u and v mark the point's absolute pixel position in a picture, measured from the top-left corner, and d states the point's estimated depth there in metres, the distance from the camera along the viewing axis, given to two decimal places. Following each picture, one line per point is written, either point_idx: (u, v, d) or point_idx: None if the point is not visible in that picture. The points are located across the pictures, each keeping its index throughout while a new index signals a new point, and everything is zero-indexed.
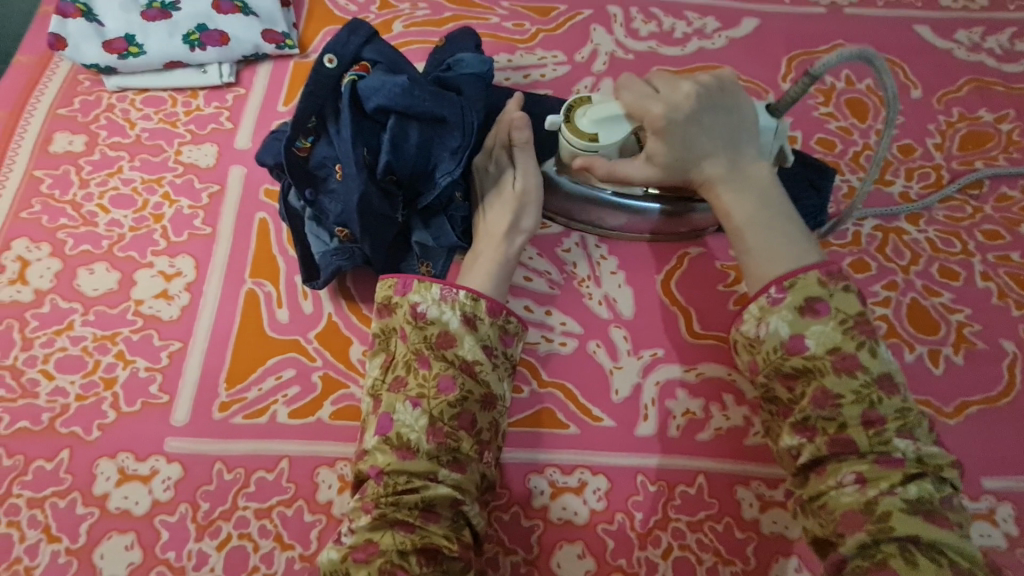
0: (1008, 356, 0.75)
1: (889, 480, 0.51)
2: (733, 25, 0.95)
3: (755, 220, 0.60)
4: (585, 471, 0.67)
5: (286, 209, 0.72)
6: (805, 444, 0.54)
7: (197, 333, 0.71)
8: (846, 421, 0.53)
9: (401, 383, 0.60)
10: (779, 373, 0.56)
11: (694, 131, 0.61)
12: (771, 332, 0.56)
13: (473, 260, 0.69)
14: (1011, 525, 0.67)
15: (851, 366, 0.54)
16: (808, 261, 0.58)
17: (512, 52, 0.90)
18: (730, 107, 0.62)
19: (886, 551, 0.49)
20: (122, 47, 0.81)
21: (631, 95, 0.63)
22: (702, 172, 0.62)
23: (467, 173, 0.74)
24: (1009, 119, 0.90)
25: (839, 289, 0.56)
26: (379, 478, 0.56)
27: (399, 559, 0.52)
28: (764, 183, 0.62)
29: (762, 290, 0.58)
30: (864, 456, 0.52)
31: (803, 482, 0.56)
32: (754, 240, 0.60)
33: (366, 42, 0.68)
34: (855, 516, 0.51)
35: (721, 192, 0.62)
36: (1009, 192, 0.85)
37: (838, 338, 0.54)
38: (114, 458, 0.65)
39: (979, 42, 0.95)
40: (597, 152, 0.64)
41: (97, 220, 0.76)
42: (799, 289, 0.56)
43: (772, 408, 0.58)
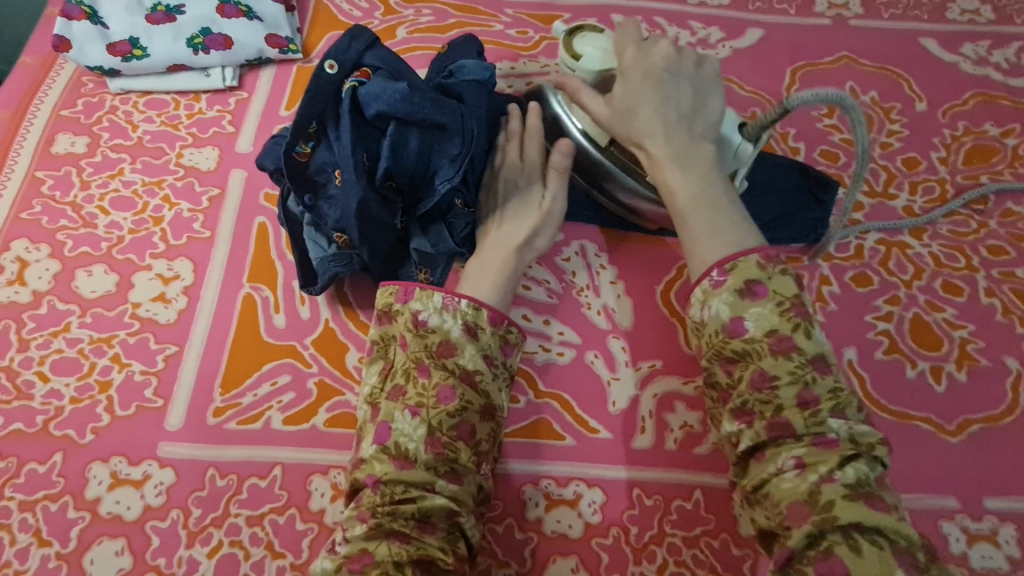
0: (1012, 374, 0.74)
1: (827, 464, 0.49)
2: (737, 35, 0.95)
3: (697, 200, 0.60)
4: (581, 484, 0.67)
5: (285, 214, 0.72)
6: (744, 429, 0.53)
7: (193, 337, 0.70)
8: (782, 402, 0.51)
9: (400, 392, 0.59)
10: (721, 357, 0.55)
11: (648, 108, 0.62)
12: (712, 314, 0.55)
13: (481, 268, 0.69)
14: (1013, 547, 0.66)
15: (787, 348, 0.52)
16: (744, 246, 0.57)
17: (515, 59, 0.90)
18: (694, 92, 0.64)
19: (830, 539, 0.46)
20: (126, 49, 0.82)
21: (623, 36, 0.67)
22: (649, 149, 0.63)
23: (493, 179, 0.74)
24: (1015, 133, 0.89)
25: (776, 273, 0.55)
26: (376, 486, 0.56)
27: (396, 570, 0.50)
28: (712, 168, 0.62)
29: (703, 273, 0.57)
30: (802, 439, 0.51)
31: (745, 471, 0.54)
32: (694, 219, 0.60)
33: (367, 48, 0.68)
34: (799, 508, 0.48)
35: (667, 170, 0.62)
36: (1014, 208, 0.84)
37: (775, 320, 0.53)
38: (107, 462, 0.65)
39: (985, 56, 0.95)
40: (574, 72, 0.70)
41: (97, 222, 0.76)
42: (738, 271, 0.55)
43: (714, 395, 0.57)
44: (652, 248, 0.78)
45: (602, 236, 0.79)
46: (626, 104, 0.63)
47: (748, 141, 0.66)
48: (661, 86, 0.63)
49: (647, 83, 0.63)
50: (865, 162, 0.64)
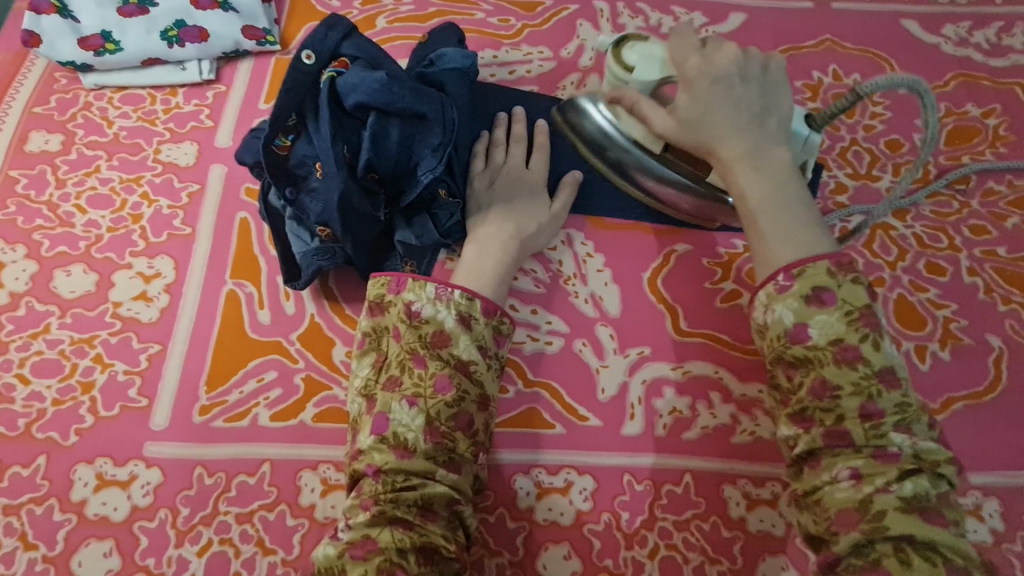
0: (994, 351, 0.75)
1: (885, 476, 0.49)
2: (720, 20, 0.94)
3: (770, 203, 0.57)
4: (572, 471, 0.67)
5: (267, 208, 0.71)
6: (800, 435, 0.53)
7: (176, 335, 0.69)
8: (844, 412, 0.51)
9: (396, 383, 0.59)
10: (781, 362, 0.54)
11: (718, 111, 0.59)
12: (775, 318, 0.54)
13: (481, 254, 0.69)
14: (997, 521, 0.67)
15: (853, 358, 0.52)
16: (819, 250, 0.55)
17: (497, 47, 0.89)
18: (765, 90, 0.61)
19: (879, 551, 0.47)
20: (97, 44, 0.80)
21: (678, 42, 0.62)
22: (721, 152, 0.59)
23: (501, 176, 0.74)
24: (996, 114, 0.90)
25: (847, 281, 0.53)
26: (377, 476, 0.55)
27: (399, 557, 0.50)
28: (787, 169, 0.59)
29: (769, 275, 0.55)
30: (860, 450, 0.50)
31: (797, 476, 0.54)
32: (766, 224, 0.57)
33: (344, 38, 0.67)
34: (849, 515, 0.49)
35: (739, 174, 0.59)
36: (996, 187, 0.85)
37: (842, 329, 0.52)
38: (92, 463, 0.64)
39: (966, 37, 0.95)
40: (627, 85, 0.64)
41: (74, 221, 0.75)
42: (807, 277, 0.54)
43: (775, 396, 0.56)
44: (638, 234, 0.78)
45: (588, 223, 0.79)
46: (693, 107, 0.59)
47: (818, 133, 0.64)
48: (732, 88, 0.59)
49: (715, 86, 0.59)
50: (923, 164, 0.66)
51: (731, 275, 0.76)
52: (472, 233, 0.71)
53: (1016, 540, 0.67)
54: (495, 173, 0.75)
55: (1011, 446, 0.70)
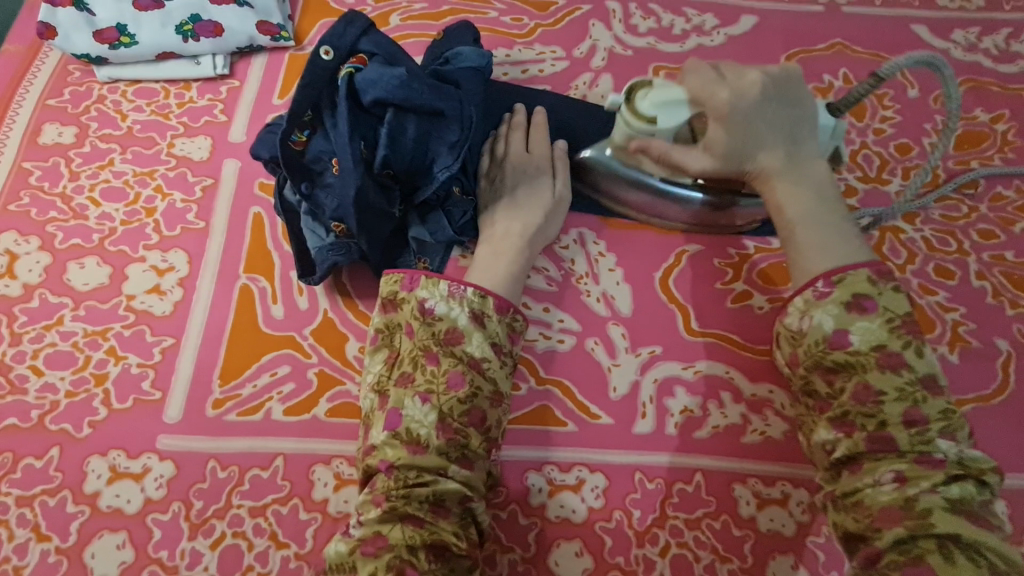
0: (1002, 354, 0.75)
1: (930, 479, 0.50)
2: (731, 22, 0.95)
3: (809, 216, 0.59)
4: (583, 469, 0.67)
5: (282, 203, 0.71)
6: (841, 439, 0.54)
7: (189, 329, 0.69)
8: (887, 418, 0.52)
9: (408, 379, 0.59)
10: (820, 367, 0.56)
11: (755, 127, 0.60)
12: (814, 325, 0.57)
13: (494, 254, 0.70)
14: (1005, 522, 0.68)
15: (896, 363, 0.53)
16: (858, 259, 0.58)
17: (510, 46, 0.89)
18: (797, 102, 0.62)
19: (922, 547, 0.47)
20: (113, 37, 0.80)
21: (697, 81, 0.64)
22: (758, 165, 0.61)
23: (502, 167, 0.74)
24: (1005, 119, 0.90)
25: (888, 289, 0.56)
26: (389, 472, 0.56)
27: (409, 554, 0.51)
28: (822, 182, 0.61)
29: (807, 283, 0.58)
30: (904, 455, 0.51)
31: (835, 478, 0.54)
32: (804, 237, 0.59)
33: (363, 34, 0.67)
34: (892, 512, 0.49)
35: (777, 188, 0.61)
36: (1004, 192, 0.85)
37: (883, 335, 0.54)
38: (106, 455, 0.64)
39: (975, 42, 0.95)
40: (655, 136, 0.66)
41: (87, 213, 0.75)
42: (846, 284, 0.56)
43: (809, 403, 0.58)
44: (651, 234, 0.79)
45: (600, 223, 0.79)
46: (730, 124, 0.61)
47: (838, 118, 0.65)
48: (767, 102, 0.61)
49: (750, 101, 0.61)
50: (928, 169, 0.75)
51: (742, 277, 0.77)
52: (484, 234, 0.72)
53: None
54: (498, 165, 0.75)
55: (1019, 450, 0.71)
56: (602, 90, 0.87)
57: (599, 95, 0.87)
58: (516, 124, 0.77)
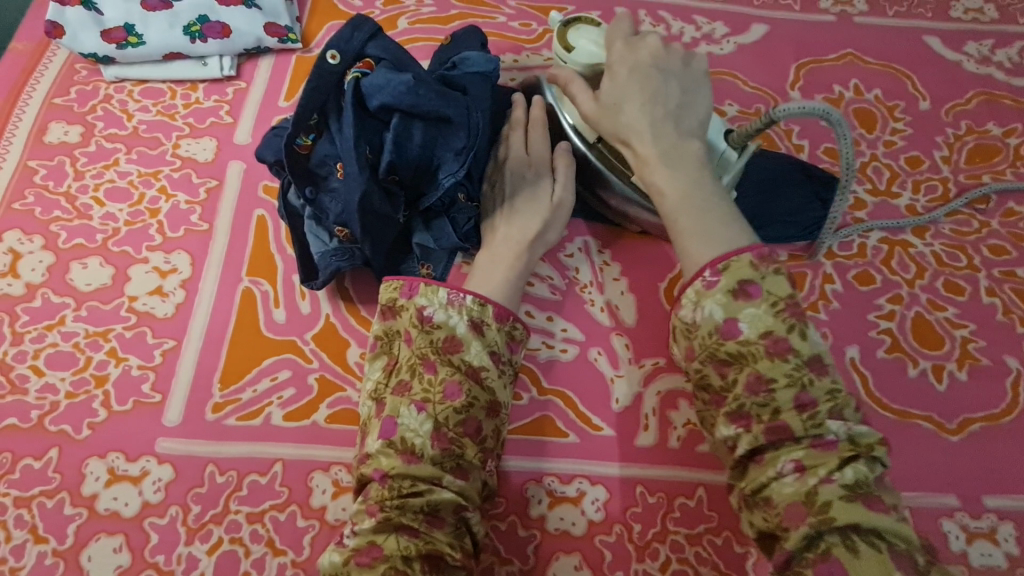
0: (1012, 373, 0.74)
1: (826, 466, 0.48)
2: (742, 31, 0.94)
3: (686, 200, 0.59)
4: (584, 481, 0.66)
5: (285, 207, 0.70)
6: (741, 434, 0.52)
7: (191, 331, 0.69)
8: (779, 406, 0.51)
9: (405, 388, 0.59)
10: (715, 360, 0.53)
11: (630, 108, 0.62)
12: (706, 316, 0.54)
13: (492, 260, 0.69)
14: (1012, 545, 0.67)
15: (783, 350, 0.51)
16: (737, 245, 0.55)
17: (518, 52, 0.89)
18: (680, 91, 0.63)
19: (828, 541, 0.46)
20: (120, 37, 0.80)
21: (609, 40, 0.66)
22: (636, 148, 0.62)
23: (501, 171, 0.73)
24: (1017, 133, 0.89)
25: (770, 272, 0.54)
26: (384, 481, 0.55)
27: (404, 564, 0.50)
28: (702, 166, 0.61)
29: (694, 273, 0.55)
30: (800, 441, 0.50)
31: (743, 474, 0.53)
32: (685, 220, 0.58)
33: (370, 38, 0.66)
34: (797, 508, 0.48)
35: (656, 171, 0.60)
36: (1016, 208, 0.84)
37: (769, 321, 0.52)
38: (104, 458, 0.64)
39: (989, 55, 0.94)
40: (567, 62, 0.69)
41: (92, 213, 0.75)
42: (732, 271, 0.54)
43: (707, 398, 0.55)
44: (657, 244, 0.78)
45: (605, 232, 0.79)
46: (609, 108, 0.63)
47: (733, 148, 0.66)
48: (647, 84, 0.62)
49: (631, 85, 0.63)
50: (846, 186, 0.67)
51: None
52: (484, 240, 0.72)
53: None
54: (498, 168, 0.73)
55: None
56: None
57: None
58: (517, 125, 0.75)
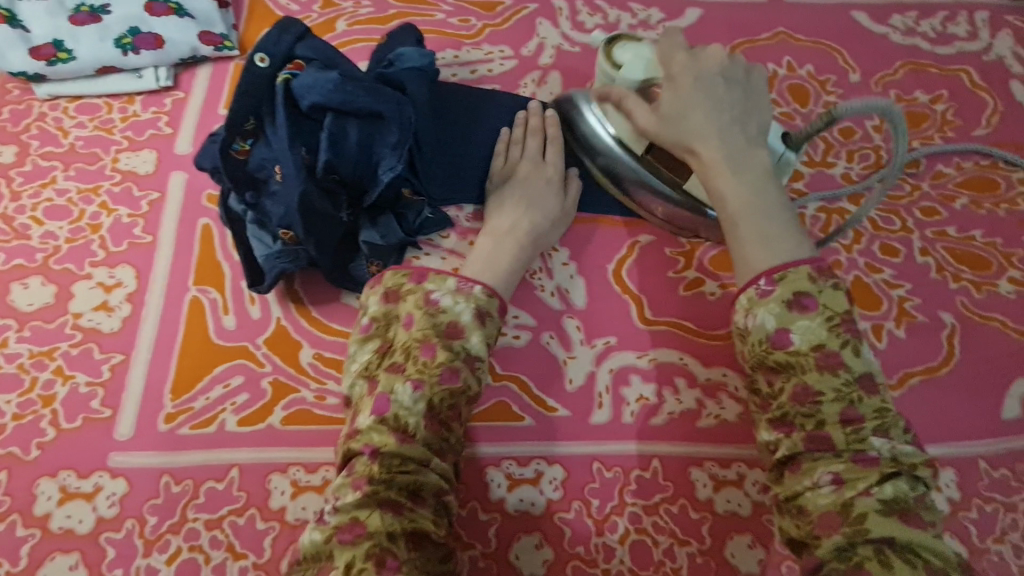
0: (947, 327, 0.77)
1: (866, 480, 0.47)
2: (677, 15, 0.96)
3: (750, 206, 0.57)
4: (542, 462, 0.68)
5: (227, 213, 0.70)
6: (781, 439, 0.51)
7: (139, 344, 0.69)
8: (824, 418, 0.50)
9: (399, 367, 0.58)
10: (763, 366, 0.53)
11: (699, 110, 0.60)
12: (757, 324, 0.53)
13: (497, 246, 0.70)
14: (952, 490, 0.70)
15: (834, 363, 0.51)
16: (801, 254, 0.55)
17: (458, 47, 0.89)
18: (744, 99, 0.62)
19: (861, 554, 0.44)
20: (50, 53, 0.79)
21: (665, 47, 0.65)
22: (700, 152, 0.60)
23: (514, 173, 0.76)
24: (943, 99, 0.93)
25: (828, 287, 0.53)
26: (372, 457, 0.53)
27: (387, 542, 0.49)
28: (766, 173, 0.59)
29: (751, 280, 0.55)
30: (841, 454, 0.49)
31: (779, 480, 0.52)
32: (745, 228, 0.57)
33: (299, 40, 0.67)
34: (831, 518, 0.47)
35: (721, 176, 0.59)
36: (944, 169, 0.87)
37: (823, 334, 0.51)
38: (55, 477, 0.63)
39: (913, 26, 0.98)
40: (614, 81, 0.69)
41: (30, 233, 0.74)
42: (789, 282, 0.53)
43: (752, 400, 0.55)
44: (604, 227, 0.79)
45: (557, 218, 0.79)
46: (675, 108, 0.61)
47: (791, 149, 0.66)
48: (712, 91, 0.61)
49: (697, 90, 0.61)
50: (891, 183, 0.68)
51: (694, 264, 0.77)
52: (489, 224, 0.73)
53: (971, 507, 0.69)
54: (511, 170, 0.76)
55: (967, 419, 0.73)
56: (551, 88, 0.87)
57: (548, 92, 0.87)
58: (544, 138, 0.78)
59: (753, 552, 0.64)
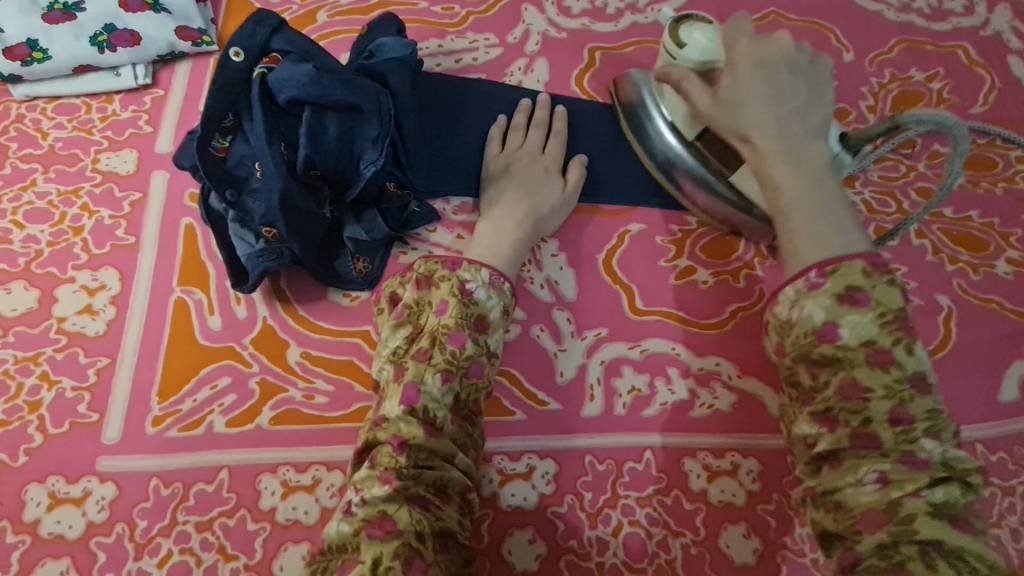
0: (943, 310, 0.76)
1: (915, 481, 0.45)
2: None
3: (801, 198, 0.55)
4: (534, 456, 0.67)
5: (209, 212, 0.69)
6: (824, 433, 0.49)
7: (125, 347, 0.68)
8: (872, 415, 0.47)
9: (426, 355, 0.57)
10: (807, 359, 0.51)
11: (761, 94, 0.58)
12: (803, 316, 0.51)
13: (496, 230, 0.70)
14: None
15: (885, 361, 0.48)
16: (852, 249, 0.52)
17: (442, 36, 0.87)
18: (808, 89, 0.59)
19: (903, 553, 0.43)
20: (24, 53, 0.77)
21: (732, 31, 0.63)
22: (755, 138, 0.58)
23: (511, 161, 0.75)
24: (939, 78, 0.91)
25: (882, 282, 0.50)
26: (400, 449, 0.52)
27: (417, 542, 0.48)
28: (823, 165, 0.57)
29: (800, 271, 0.52)
30: (888, 454, 0.47)
31: (815, 474, 0.50)
32: (796, 216, 0.55)
33: (274, 32, 0.66)
34: (874, 516, 0.45)
35: (773, 164, 0.57)
36: (942, 149, 0.85)
37: (874, 331, 0.49)
38: (44, 483, 0.63)
39: (908, 2, 0.95)
40: (676, 61, 0.67)
41: (11, 237, 0.73)
42: (840, 275, 0.50)
43: (790, 394, 0.53)
44: (593, 217, 0.77)
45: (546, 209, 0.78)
46: (734, 91, 0.59)
47: (847, 151, 0.66)
48: (774, 78, 0.59)
49: (760, 74, 0.59)
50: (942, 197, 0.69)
51: (685, 253, 0.76)
52: (488, 210, 0.72)
53: None
54: (507, 158, 0.75)
55: (964, 402, 0.72)
56: (538, 75, 0.85)
57: (535, 80, 0.85)
58: (540, 126, 0.77)
59: (747, 542, 0.64)
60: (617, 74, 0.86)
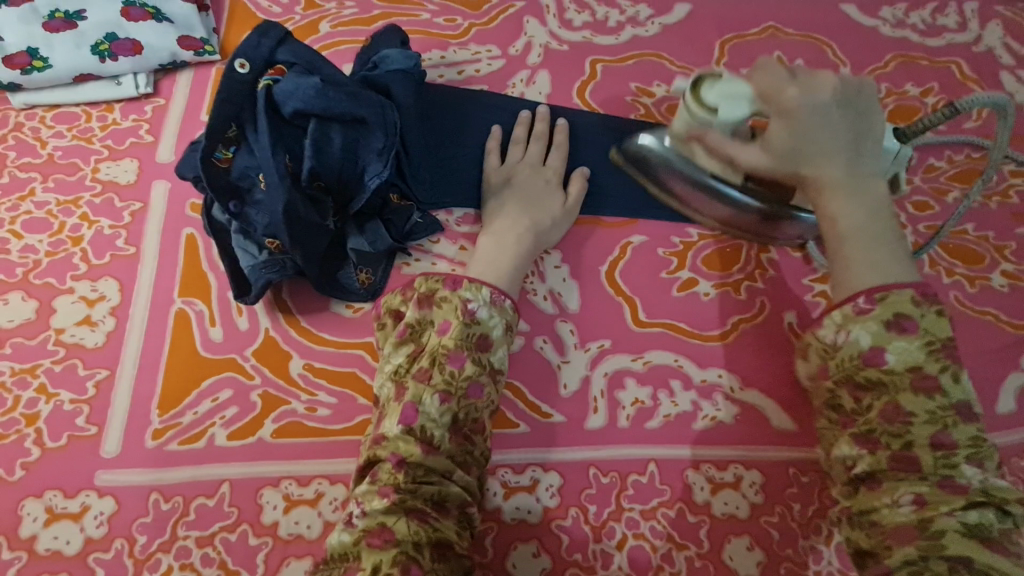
0: None
1: (951, 504, 0.45)
2: (666, 11, 0.92)
3: (863, 233, 0.52)
4: (537, 469, 0.67)
5: (211, 223, 0.68)
6: (863, 455, 0.49)
7: (124, 359, 0.67)
8: (913, 439, 0.48)
9: (426, 375, 0.56)
10: (850, 382, 0.51)
11: (818, 137, 0.53)
12: (850, 340, 0.51)
13: (499, 244, 0.70)
14: None
15: (931, 386, 0.48)
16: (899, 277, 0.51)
17: (444, 48, 0.88)
18: (862, 118, 0.54)
19: (933, 570, 0.43)
20: (24, 61, 0.76)
21: (764, 76, 0.57)
22: (813, 174, 0.53)
23: (513, 175, 0.75)
24: (933, 92, 0.92)
25: (931, 312, 0.50)
26: (399, 466, 0.52)
27: (414, 551, 0.47)
28: (885, 200, 0.53)
29: (846, 297, 0.52)
30: (927, 477, 0.47)
31: (853, 495, 0.50)
32: (854, 250, 0.52)
33: (278, 44, 0.66)
34: (907, 532, 0.45)
35: (834, 199, 0.53)
36: (936, 163, 0.87)
37: (920, 357, 0.49)
38: (41, 497, 0.62)
39: (903, 18, 0.97)
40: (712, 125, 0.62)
41: (9, 247, 0.72)
42: (890, 302, 0.50)
43: (829, 416, 0.53)
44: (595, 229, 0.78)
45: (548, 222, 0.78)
46: (790, 141, 0.53)
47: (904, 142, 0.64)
48: (828, 120, 0.53)
49: (816, 119, 0.53)
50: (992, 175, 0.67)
51: (687, 264, 0.76)
52: (490, 223, 0.72)
53: None
54: (511, 172, 0.75)
55: None
56: (539, 87, 0.86)
57: (537, 92, 0.85)
58: (540, 137, 0.78)
59: (751, 554, 0.64)
60: (618, 86, 0.87)
